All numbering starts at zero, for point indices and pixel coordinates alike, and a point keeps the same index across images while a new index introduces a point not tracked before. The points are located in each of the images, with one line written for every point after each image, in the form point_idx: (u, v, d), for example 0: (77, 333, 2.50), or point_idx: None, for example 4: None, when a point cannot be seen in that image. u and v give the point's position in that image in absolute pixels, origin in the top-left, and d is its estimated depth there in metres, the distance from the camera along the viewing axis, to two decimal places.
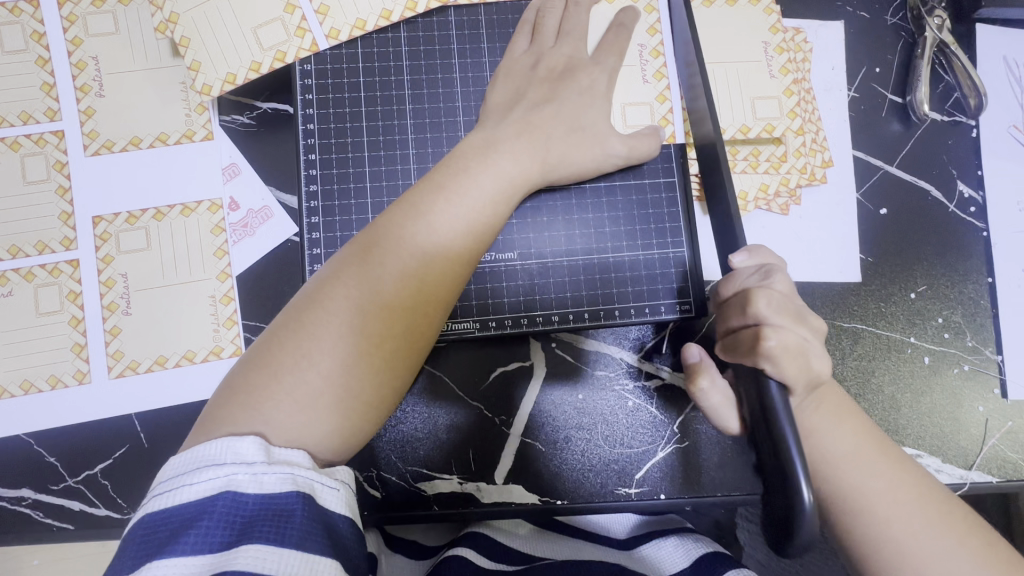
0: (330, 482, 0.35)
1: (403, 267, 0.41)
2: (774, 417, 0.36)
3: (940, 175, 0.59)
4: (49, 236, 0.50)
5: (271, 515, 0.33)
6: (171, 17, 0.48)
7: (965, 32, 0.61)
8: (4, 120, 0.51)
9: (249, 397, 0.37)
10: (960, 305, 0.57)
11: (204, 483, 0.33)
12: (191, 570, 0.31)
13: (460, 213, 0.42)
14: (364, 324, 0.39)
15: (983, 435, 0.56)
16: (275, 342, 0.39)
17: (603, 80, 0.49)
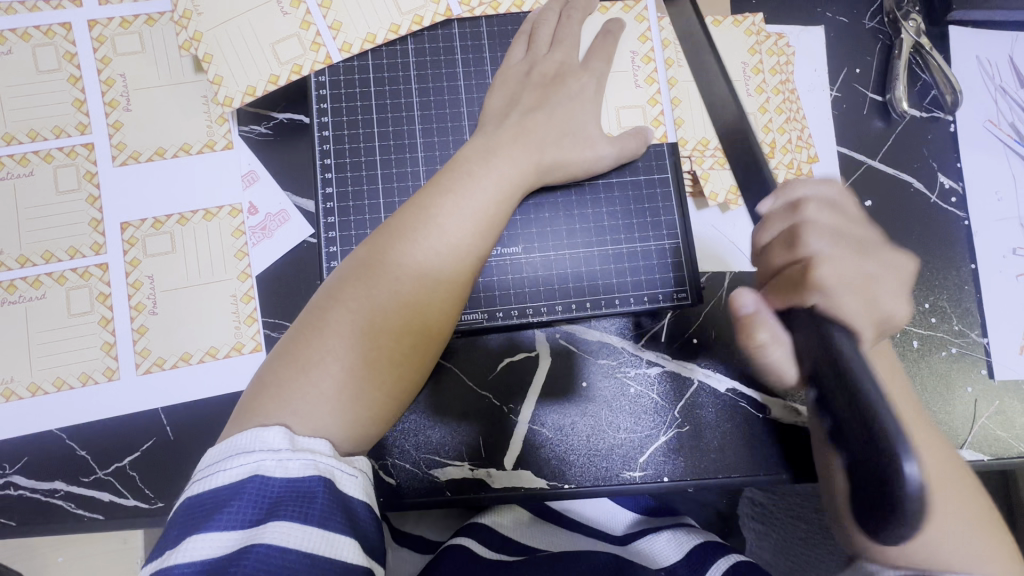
0: (349, 469, 0.38)
1: (416, 262, 0.44)
2: (858, 381, 0.34)
3: (921, 168, 0.62)
4: (80, 242, 0.53)
5: (295, 497, 0.35)
6: (195, 36, 0.52)
7: (938, 34, 0.64)
8: (38, 135, 0.54)
9: (278, 387, 0.40)
10: (946, 290, 0.60)
11: (237, 468, 0.36)
12: (226, 544, 0.34)
13: (467, 214, 0.45)
14: (383, 315, 0.42)
15: (972, 415, 0.58)
16: (302, 335, 0.41)
17: (594, 85, 0.53)
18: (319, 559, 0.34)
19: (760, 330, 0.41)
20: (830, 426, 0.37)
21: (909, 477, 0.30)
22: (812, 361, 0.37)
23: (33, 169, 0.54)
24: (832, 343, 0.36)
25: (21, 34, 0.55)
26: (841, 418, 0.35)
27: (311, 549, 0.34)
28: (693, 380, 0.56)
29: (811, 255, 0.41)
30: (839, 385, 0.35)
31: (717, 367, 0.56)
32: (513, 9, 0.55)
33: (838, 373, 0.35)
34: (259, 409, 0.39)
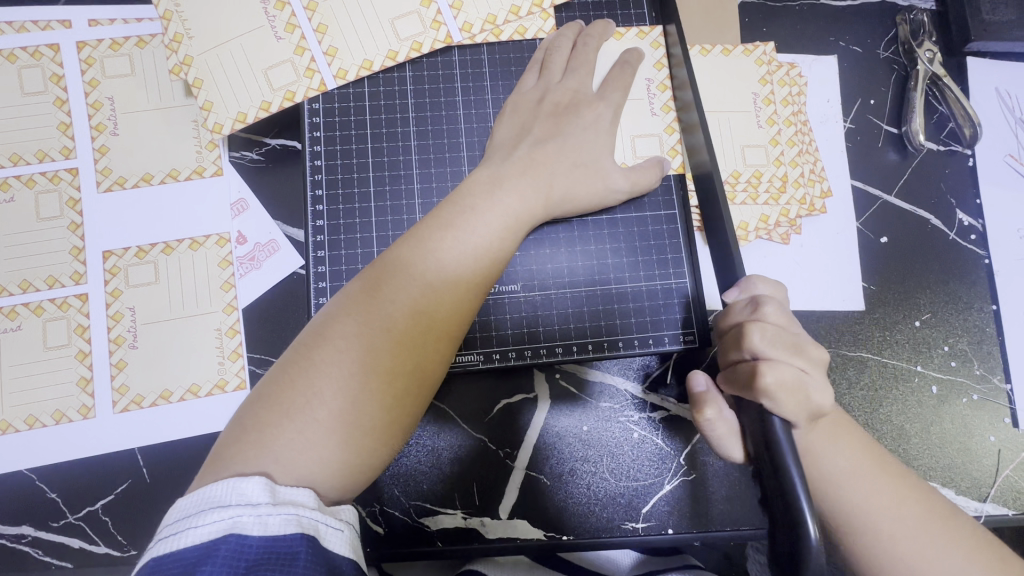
0: (334, 522, 0.35)
1: (410, 299, 0.41)
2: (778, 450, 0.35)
3: (939, 203, 0.60)
4: (60, 270, 0.51)
5: (275, 559, 0.32)
6: (185, 60, 0.50)
7: (957, 65, 0.62)
8: (21, 158, 0.52)
9: (259, 433, 0.36)
10: (966, 333, 0.57)
11: (210, 526, 0.32)
12: None
13: (466, 245, 0.43)
14: (376, 357, 0.39)
15: (996, 467, 0.55)
16: (283, 381, 0.38)
17: (610, 114, 0.50)
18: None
19: (707, 406, 0.42)
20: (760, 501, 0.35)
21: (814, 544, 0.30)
22: (754, 444, 0.37)
23: (15, 195, 0.52)
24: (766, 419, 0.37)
25: (7, 56, 0.53)
26: (767, 491, 0.35)
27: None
28: None
29: (755, 357, 0.39)
30: (769, 463, 0.35)
31: None
32: (516, 37, 0.53)
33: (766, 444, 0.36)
34: (236, 456, 0.36)
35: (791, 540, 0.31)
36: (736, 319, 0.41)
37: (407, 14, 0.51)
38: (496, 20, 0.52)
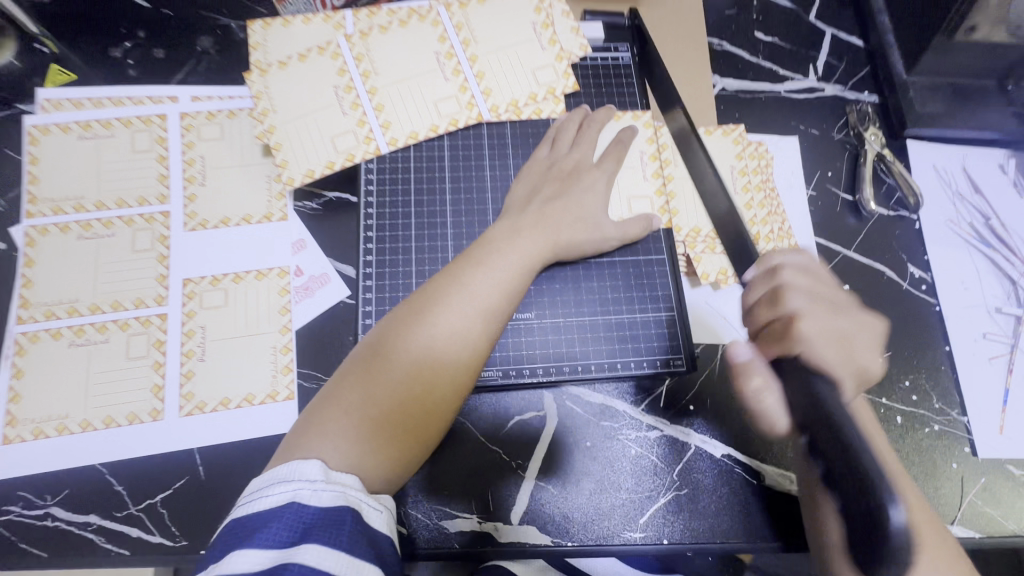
0: (374, 504, 0.42)
1: (447, 322, 0.49)
2: None
3: (892, 258, 0.70)
4: (145, 293, 0.61)
5: (327, 523, 0.38)
6: (269, 128, 0.62)
7: (898, 145, 0.75)
8: (123, 202, 0.63)
9: (320, 426, 0.44)
10: (924, 369, 0.65)
11: (277, 495, 0.39)
12: (263, 560, 0.36)
13: (494, 281, 0.52)
14: (416, 367, 0.47)
15: (960, 492, 0.60)
16: (341, 385, 0.47)
17: (603, 179, 0.61)
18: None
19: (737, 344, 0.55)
20: None
21: None
22: None
23: (115, 231, 0.62)
24: None
25: (124, 122, 0.66)
26: None
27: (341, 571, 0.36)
28: (691, 445, 0.60)
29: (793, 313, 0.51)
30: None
31: (712, 434, 0.60)
32: (533, 116, 0.66)
33: None
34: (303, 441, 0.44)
35: None
36: (764, 288, 0.55)
37: (448, 98, 0.64)
38: (518, 103, 0.65)
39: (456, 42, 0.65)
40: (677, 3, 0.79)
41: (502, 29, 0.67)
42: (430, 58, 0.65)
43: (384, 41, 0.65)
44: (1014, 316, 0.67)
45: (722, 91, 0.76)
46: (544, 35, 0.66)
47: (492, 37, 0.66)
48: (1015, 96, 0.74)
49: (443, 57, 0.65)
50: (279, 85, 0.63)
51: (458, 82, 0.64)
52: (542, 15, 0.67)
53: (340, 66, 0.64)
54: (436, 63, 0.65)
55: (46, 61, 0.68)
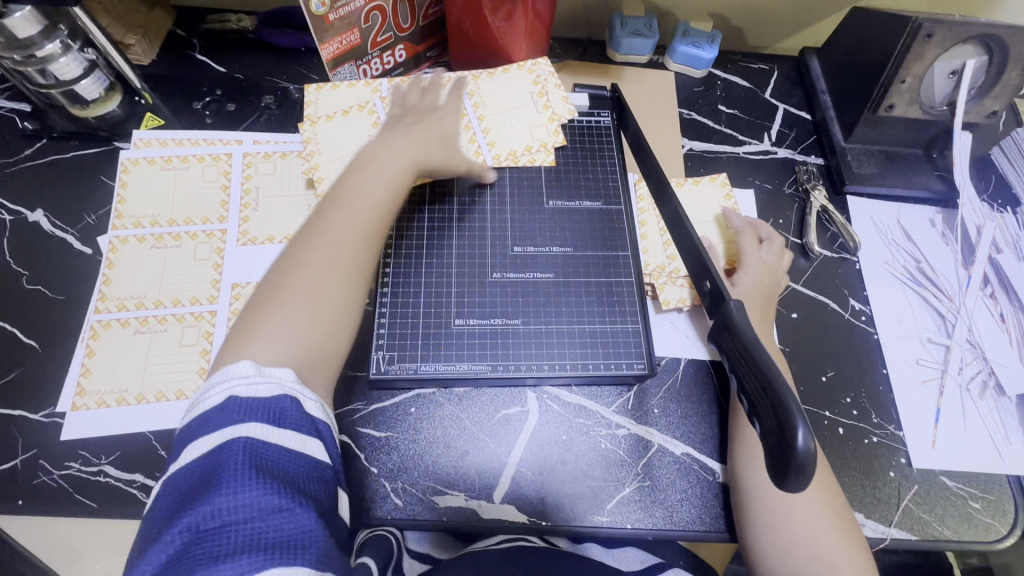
0: (309, 395, 0.53)
1: (334, 222, 0.62)
2: (765, 362, 0.42)
3: (836, 293, 0.80)
4: (201, 293, 0.73)
5: (270, 408, 0.49)
6: (314, 166, 0.77)
7: (840, 200, 0.88)
8: (191, 220, 0.77)
9: (243, 342, 0.54)
10: (864, 389, 0.74)
11: (219, 392, 0.49)
12: (217, 440, 0.46)
13: (372, 188, 0.66)
14: (319, 259, 0.59)
15: (897, 498, 0.68)
16: (256, 309, 0.57)
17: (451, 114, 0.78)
18: (295, 453, 0.48)
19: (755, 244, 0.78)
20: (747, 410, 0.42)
21: (802, 442, 0.37)
22: (732, 358, 0.45)
23: (182, 243, 0.76)
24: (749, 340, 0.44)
25: (198, 157, 0.81)
26: (753, 400, 0.42)
27: (287, 445, 0.48)
28: (654, 442, 0.68)
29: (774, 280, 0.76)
30: (758, 386, 0.41)
31: (673, 434, 0.69)
32: (528, 163, 0.81)
33: (750, 365, 0.43)
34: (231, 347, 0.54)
35: (781, 436, 0.38)
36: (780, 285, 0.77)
37: (457, 146, 0.80)
38: (516, 153, 0.81)
39: (468, 104, 0.82)
40: (653, 81, 0.96)
41: (505, 97, 0.84)
42: (446, 116, 0.82)
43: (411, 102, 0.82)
44: (943, 346, 0.77)
45: (690, 150, 0.90)
46: (539, 101, 0.83)
47: (496, 103, 0.83)
48: (940, 163, 0.88)
49: (457, 115, 0.82)
50: (324, 132, 0.79)
51: (467, 134, 0.81)
52: (537, 87, 0.85)
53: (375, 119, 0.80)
54: (451, 120, 0.81)
55: (142, 109, 0.85)
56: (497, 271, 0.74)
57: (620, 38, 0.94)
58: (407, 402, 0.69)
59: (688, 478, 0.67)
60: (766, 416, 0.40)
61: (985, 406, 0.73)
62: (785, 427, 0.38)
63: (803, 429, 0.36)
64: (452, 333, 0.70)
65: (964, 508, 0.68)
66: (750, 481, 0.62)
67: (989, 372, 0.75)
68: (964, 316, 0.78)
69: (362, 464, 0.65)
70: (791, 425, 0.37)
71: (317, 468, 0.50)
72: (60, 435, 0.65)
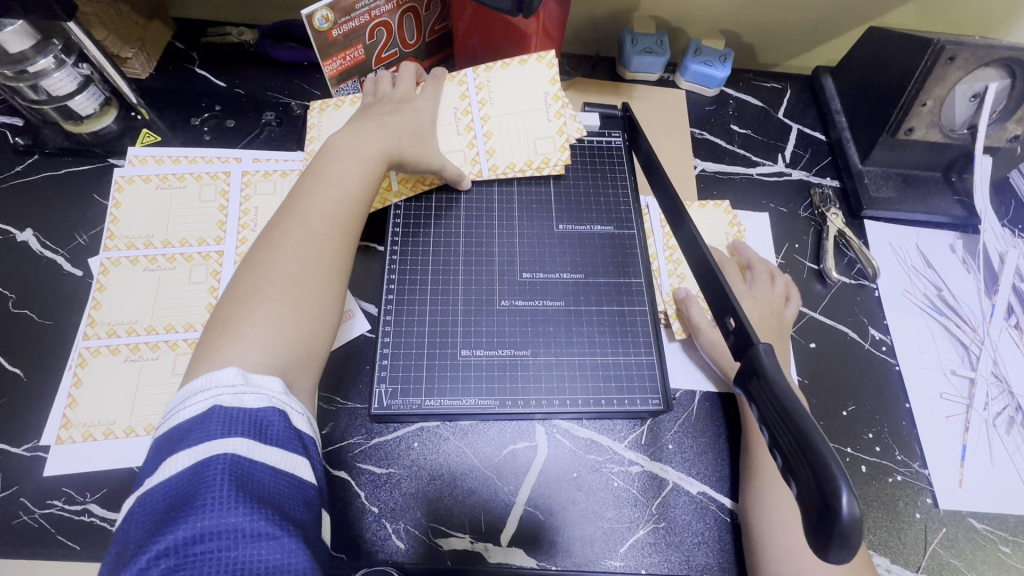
0: (298, 407, 0.47)
1: (308, 209, 0.58)
2: (801, 416, 0.39)
3: (854, 322, 0.78)
4: (195, 319, 0.70)
5: (255, 421, 0.43)
6: None
7: (857, 223, 0.85)
8: (186, 241, 0.75)
9: (215, 348, 0.48)
10: (886, 424, 0.71)
11: (199, 402, 0.43)
12: (195, 455, 0.40)
13: (346, 175, 0.62)
14: (299, 249, 0.55)
15: (924, 542, 0.64)
16: (227, 312, 0.51)
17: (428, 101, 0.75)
18: (282, 473, 0.42)
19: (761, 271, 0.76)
20: (780, 465, 0.39)
21: (847, 509, 0.34)
22: (763, 408, 0.42)
23: (176, 265, 0.73)
24: (784, 392, 0.41)
25: (195, 176, 0.78)
26: (788, 456, 0.39)
27: (274, 463, 0.42)
28: (668, 480, 0.65)
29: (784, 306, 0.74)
30: (792, 443, 0.38)
31: (689, 472, 0.66)
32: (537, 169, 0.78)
33: (784, 417, 0.40)
34: (207, 352, 0.48)
35: (822, 500, 0.35)
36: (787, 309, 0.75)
37: (457, 151, 0.76)
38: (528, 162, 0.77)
39: (475, 101, 0.77)
40: (664, 100, 0.94)
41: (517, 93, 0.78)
42: (449, 113, 0.77)
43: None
44: (968, 378, 0.74)
45: (702, 171, 0.88)
46: (553, 106, 0.77)
47: (506, 100, 0.77)
48: (959, 186, 0.85)
49: (461, 112, 0.77)
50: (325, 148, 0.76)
51: (468, 137, 0.76)
52: (555, 86, 0.77)
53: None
54: (454, 118, 0.77)
55: (139, 125, 0.83)
56: (505, 298, 0.71)
57: (631, 56, 0.92)
58: (409, 436, 0.66)
59: (703, 519, 0.63)
60: (802, 476, 0.37)
61: (1012, 442, 0.70)
62: (826, 490, 0.35)
63: (848, 494, 0.33)
64: (458, 364, 0.67)
65: (995, 552, 0.64)
66: (770, 524, 0.58)
67: (1016, 407, 0.72)
68: (988, 348, 0.75)
69: (362, 504, 0.62)
70: (834, 490, 0.34)
71: (305, 492, 0.44)
72: (43, 471, 0.61)
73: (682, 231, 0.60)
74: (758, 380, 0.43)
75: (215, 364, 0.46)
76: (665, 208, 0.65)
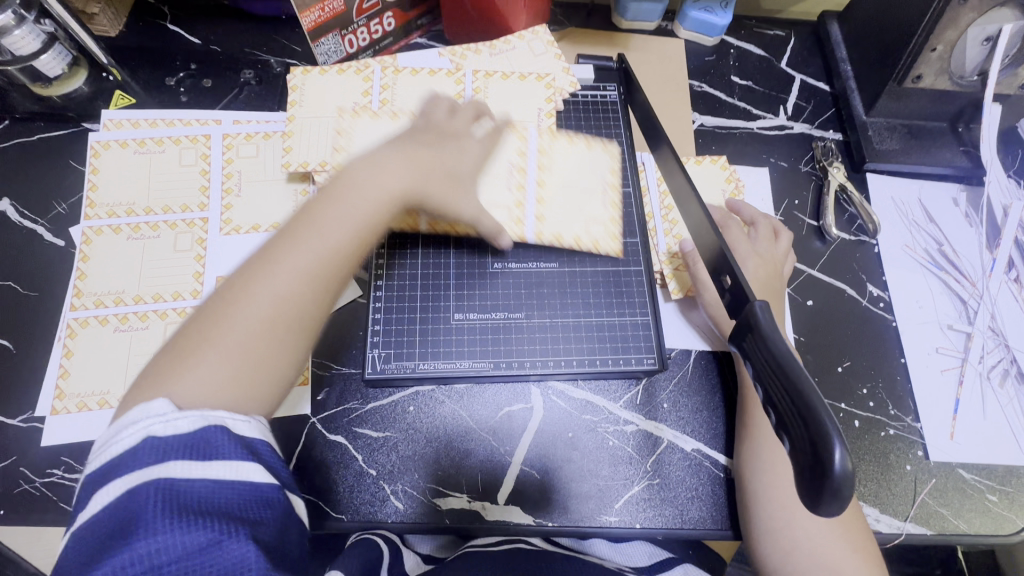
0: (241, 417, 0.42)
1: (296, 252, 0.48)
2: (796, 373, 0.38)
3: (853, 278, 0.77)
4: (183, 288, 0.69)
5: (191, 444, 0.39)
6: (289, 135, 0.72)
7: (859, 178, 0.83)
8: (170, 208, 0.72)
9: (161, 380, 0.42)
10: (881, 379, 0.71)
11: (124, 436, 0.38)
12: (127, 486, 0.36)
13: (345, 216, 0.51)
14: (267, 299, 0.46)
15: (914, 492, 0.66)
16: (186, 345, 0.44)
17: (470, 155, 0.64)
18: (231, 485, 0.39)
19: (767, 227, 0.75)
20: (775, 423, 0.39)
21: (841, 465, 0.33)
22: (757, 364, 0.42)
23: (161, 233, 0.71)
24: (778, 347, 0.41)
25: (174, 140, 0.75)
26: (784, 414, 0.38)
27: (218, 477, 0.38)
28: (663, 438, 0.66)
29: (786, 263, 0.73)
30: (787, 400, 0.38)
31: (684, 430, 0.66)
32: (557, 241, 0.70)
33: (779, 373, 0.39)
34: (156, 379, 0.43)
35: (815, 456, 0.35)
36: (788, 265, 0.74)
37: (502, 207, 0.70)
38: (563, 238, 0.70)
39: (470, 100, 0.75)
40: (662, 50, 0.89)
41: (572, 171, 0.74)
42: (494, 153, 0.70)
43: (411, 80, 0.76)
44: (964, 333, 0.73)
45: (701, 126, 0.85)
46: (545, 121, 0.74)
47: (502, 104, 0.75)
48: (965, 138, 0.83)
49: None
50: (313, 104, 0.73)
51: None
52: (615, 177, 0.74)
53: (367, 88, 0.74)
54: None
55: (111, 87, 0.79)
56: (497, 261, 0.70)
57: (627, 3, 0.87)
58: (405, 400, 0.66)
59: (697, 475, 0.64)
60: (796, 434, 0.36)
61: (1004, 395, 0.70)
62: (820, 447, 0.34)
63: (842, 450, 0.33)
64: (452, 327, 0.66)
65: (981, 501, 0.66)
66: (763, 479, 0.59)
67: (1012, 360, 0.72)
68: (987, 302, 0.75)
69: (361, 467, 0.63)
70: (827, 444, 0.34)
71: (263, 496, 0.40)
72: (40, 441, 0.62)
73: (679, 189, 0.59)
74: (753, 337, 0.43)
75: (151, 395, 0.42)
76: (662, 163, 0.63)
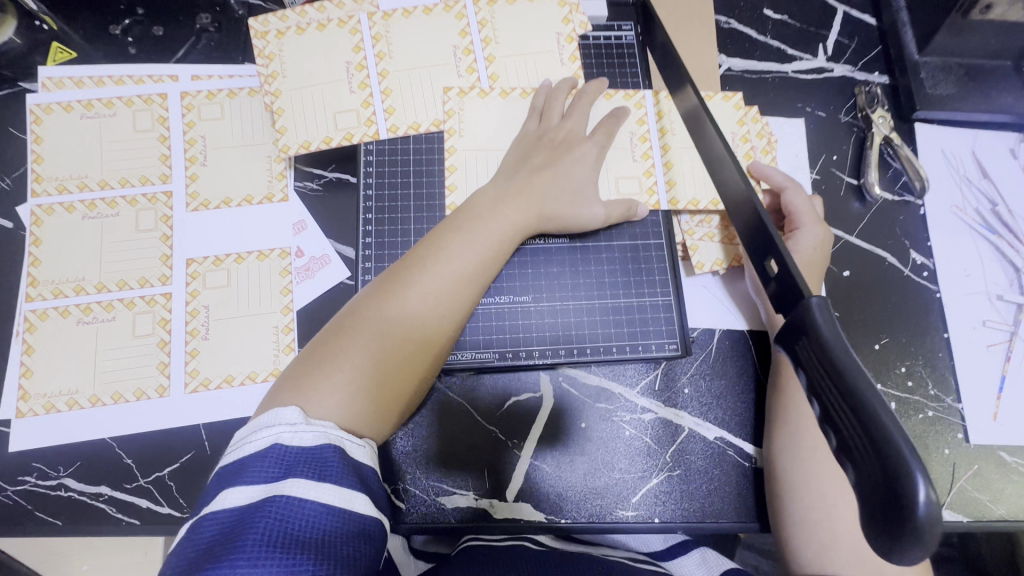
0: (357, 440, 0.44)
1: (426, 285, 0.52)
2: (860, 386, 0.32)
3: (895, 244, 0.69)
4: (150, 273, 0.62)
5: (310, 460, 0.40)
6: (275, 93, 0.63)
7: (906, 128, 0.73)
8: (127, 182, 0.64)
9: (296, 391, 0.46)
10: (921, 356, 0.65)
11: (262, 438, 0.41)
12: (250, 494, 0.38)
13: (466, 258, 0.54)
14: (395, 333, 0.49)
15: (951, 477, 0.62)
16: (318, 360, 0.48)
17: (594, 152, 0.62)
18: (335, 512, 0.39)
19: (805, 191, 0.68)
20: (834, 445, 0.33)
21: (923, 505, 0.28)
22: (813, 373, 0.35)
23: (120, 211, 0.63)
24: (837, 352, 0.34)
25: (125, 101, 0.66)
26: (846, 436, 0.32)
27: (327, 502, 0.38)
28: (683, 426, 0.61)
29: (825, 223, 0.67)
30: (851, 419, 0.32)
31: (706, 417, 0.61)
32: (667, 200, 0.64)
33: (838, 385, 0.33)
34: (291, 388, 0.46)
35: (889, 492, 0.29)
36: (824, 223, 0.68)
37: (631, 178, 0.64)
38: (699, 204, 0.64)
39: (476, 38, 0.66)
40: None
41: None
42: (625, 135, 0.65)
43: (405, 23, 0.66)
44: (1015, 304, 0.67)
45: (728, 71, 0.75)
46: (567, 48, 0.66)
47: (516, 39, 0.66)
48: None
49: (461, 52, 0.65)
50: (296, 59, 0.64)
51: (471, 79, 0.65)
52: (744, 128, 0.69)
53: (358, 42, 0.64)
54: (452, 57, 0.65)
55: (46, 39, 0.68)
56: None
57: None
58: None
59: (720, 466, 0.60)
60: (863, 461, 0.31)
61: None
62: (897, 482, 0.29)
63: (926, 488, 0.27)
64: None
65: None
66: (793, 473, 0.55)
67: None
68: None
69: None
70: (907, 480, 0.28)
71: (363, 529, 0.40)
72: (7, 447, 0.57)
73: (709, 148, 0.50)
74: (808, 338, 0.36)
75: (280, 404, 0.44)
76: (688, 120, 0.53)
